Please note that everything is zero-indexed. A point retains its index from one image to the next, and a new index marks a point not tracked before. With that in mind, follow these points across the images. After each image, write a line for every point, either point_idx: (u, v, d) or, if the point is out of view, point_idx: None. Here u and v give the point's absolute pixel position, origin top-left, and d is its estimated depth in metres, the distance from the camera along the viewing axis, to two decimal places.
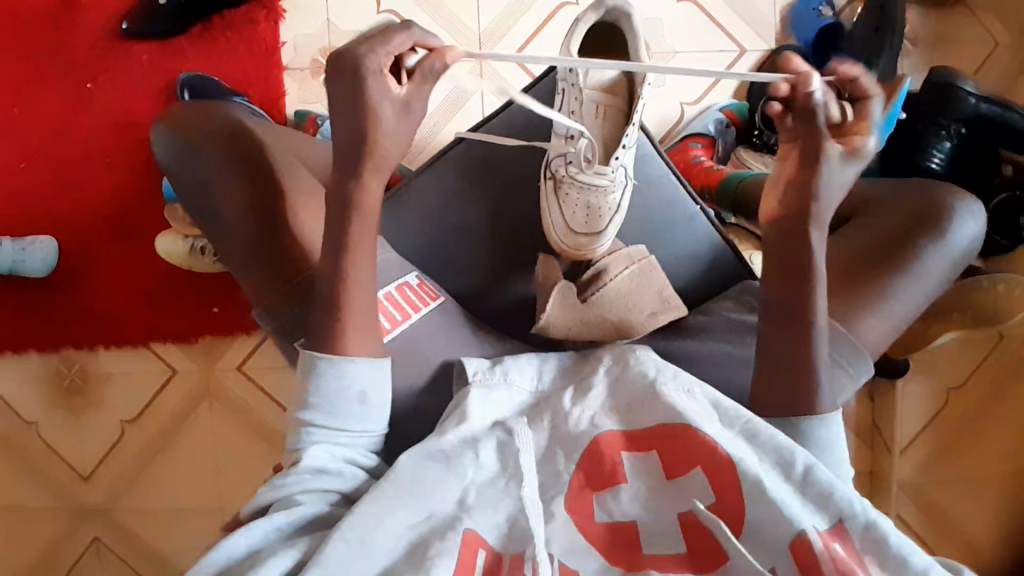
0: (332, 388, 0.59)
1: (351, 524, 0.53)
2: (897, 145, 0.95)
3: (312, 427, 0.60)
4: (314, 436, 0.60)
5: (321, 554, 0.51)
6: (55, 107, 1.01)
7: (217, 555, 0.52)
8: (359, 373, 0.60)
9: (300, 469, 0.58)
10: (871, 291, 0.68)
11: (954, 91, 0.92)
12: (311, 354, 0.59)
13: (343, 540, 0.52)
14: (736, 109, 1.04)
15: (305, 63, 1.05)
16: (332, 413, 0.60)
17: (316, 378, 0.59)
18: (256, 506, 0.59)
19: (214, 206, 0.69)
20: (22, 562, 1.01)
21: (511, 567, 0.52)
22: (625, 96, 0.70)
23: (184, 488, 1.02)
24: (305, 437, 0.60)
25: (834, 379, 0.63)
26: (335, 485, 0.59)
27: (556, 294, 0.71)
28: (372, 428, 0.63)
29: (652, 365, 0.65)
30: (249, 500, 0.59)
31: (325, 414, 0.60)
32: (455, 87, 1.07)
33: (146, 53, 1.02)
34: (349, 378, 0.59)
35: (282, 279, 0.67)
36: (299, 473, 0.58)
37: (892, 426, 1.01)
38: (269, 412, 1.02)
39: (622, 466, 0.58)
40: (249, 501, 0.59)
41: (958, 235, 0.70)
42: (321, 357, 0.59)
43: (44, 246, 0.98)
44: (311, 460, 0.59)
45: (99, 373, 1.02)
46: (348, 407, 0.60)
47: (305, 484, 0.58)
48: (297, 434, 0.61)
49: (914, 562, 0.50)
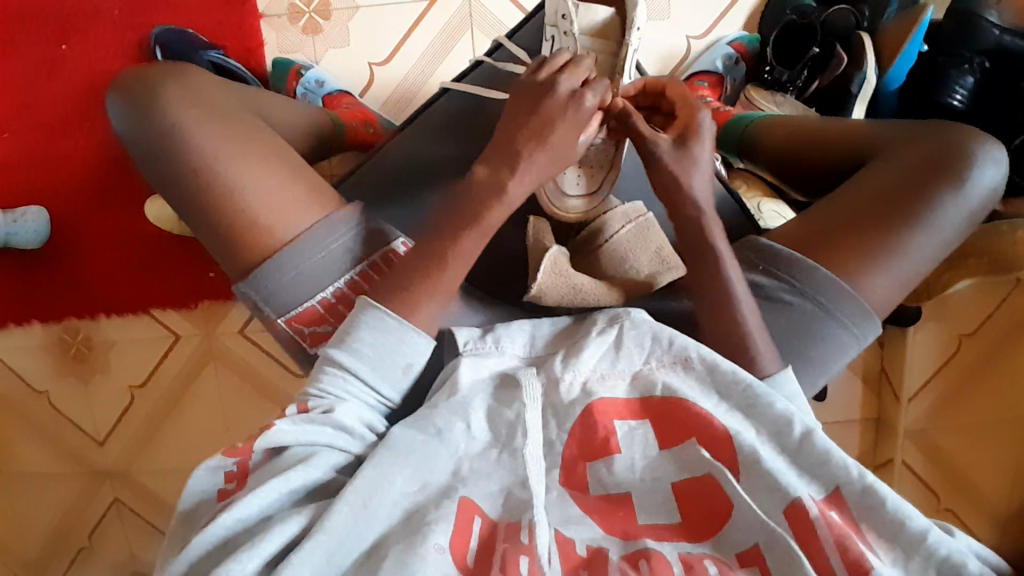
0: (387, 350, 0.61)
1: (358, 488, 0.52)
2: (919, 82, 0.91)
3: (349, 376, 0.60)
4: (348, 386, 0.60)
5: (327, 520, 0.50)
6: (27, 70, 0.97)
7: (230, 514, 0.50)
8: (413, 347, 0.61)
9: (326, 419, 0.57)
10: (878, 243, 0.65)
11: (976, 23, 0.86)
12: (381, 311, 0.61)
13: (347, 505, 0.51)
14: (746, 41, 0.98)
15: (282, 10, 0.99)
16: (373, 370, 0.60)
17: (372, 332, 0.60)
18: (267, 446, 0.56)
19: (180, 178, 0.65)
20: (48, 522, 1.05)
21: (506, 536, 0.51)
22: (617, 39, 0.69)
23: (199, 446, 1.04)
24: (337, 387, 0.59)
25: (819, 336, 0.66)
26: (354, 449, 0.58)
27: (547, 259, 0.65)
28: (392, 399, 0.62)
29: (647, 331, 0.62)
30: (262, 436, 0.56)
31: (365, 368, 0.60)
32: (442, 30, 1.00)
33: (117, 8, 0.97)
34: (405, 348, 0.61)
35: (259, 254, 0.64)
36: (325, 424, 0.57)
37: (902, 373, 1.03)
38: (278, 374, 1.04)
39: (615, 435, 0.57)
40: (261, 437, 0.56)
41: (977, 182, 0.66)
42: (391, 314, 0.61)
43: (36, 216, 0.97)
44: (341, 416, 0.58)
45: (104, 341, 1.02)
46: (391, 371, 0.61)
47: (328, 438, 0.56)
48: (330, 375, 0.60)
49: (912, 525, 0.51)
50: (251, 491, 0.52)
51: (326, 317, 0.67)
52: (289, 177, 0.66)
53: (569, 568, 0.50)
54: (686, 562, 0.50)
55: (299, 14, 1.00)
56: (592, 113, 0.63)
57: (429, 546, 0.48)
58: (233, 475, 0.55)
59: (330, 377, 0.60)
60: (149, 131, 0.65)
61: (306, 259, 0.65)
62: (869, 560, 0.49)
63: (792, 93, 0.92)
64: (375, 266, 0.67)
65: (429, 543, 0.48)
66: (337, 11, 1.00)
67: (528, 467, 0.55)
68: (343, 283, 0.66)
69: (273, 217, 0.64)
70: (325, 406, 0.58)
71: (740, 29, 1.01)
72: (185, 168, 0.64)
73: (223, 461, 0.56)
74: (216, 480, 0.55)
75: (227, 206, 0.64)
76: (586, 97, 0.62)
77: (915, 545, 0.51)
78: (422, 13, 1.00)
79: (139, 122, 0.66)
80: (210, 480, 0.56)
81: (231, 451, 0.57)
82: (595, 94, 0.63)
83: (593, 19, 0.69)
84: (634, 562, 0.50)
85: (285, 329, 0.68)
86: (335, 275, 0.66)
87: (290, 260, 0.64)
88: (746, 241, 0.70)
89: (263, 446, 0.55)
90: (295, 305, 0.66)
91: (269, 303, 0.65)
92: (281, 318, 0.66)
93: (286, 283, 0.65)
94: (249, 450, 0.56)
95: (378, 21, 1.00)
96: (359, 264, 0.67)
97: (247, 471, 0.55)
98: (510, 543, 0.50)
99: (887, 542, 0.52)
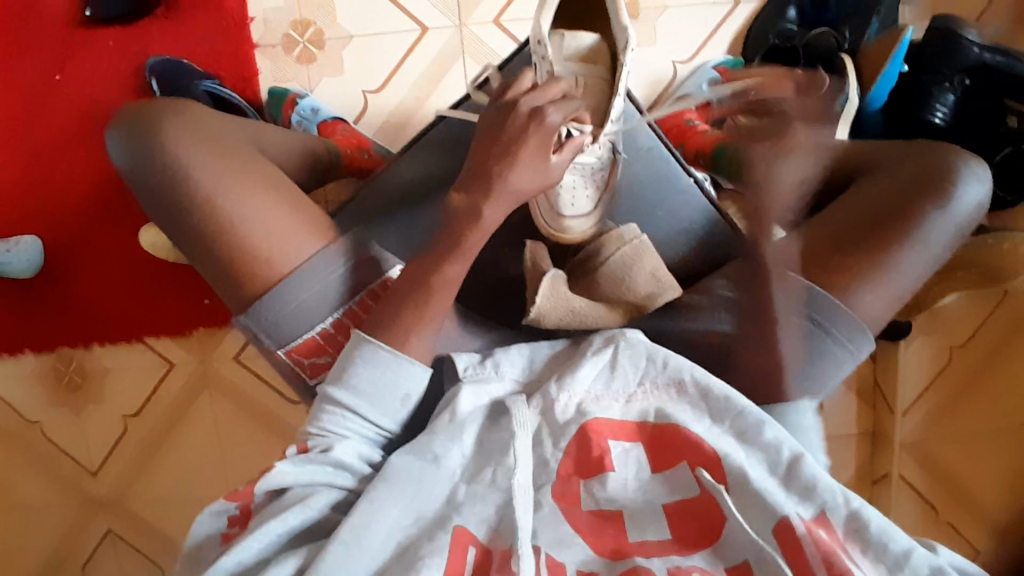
0: (385, 384, 0.60)
1: (352, 525, 0.52)
2: (901, 100, 0.92)
3: (349, 413, 0.60)
4: (348, 423, 0.60)
5: (320, 561, 0.50)
6: (23, 101, 0.98)
7: (230, 557, 0.50)
8: (410, 378, 0.61)
9: (325, 459, 0.57)
10: (868, 261, 0.66)
11: (955, 41, 0.90)
12: (376, 345, 0.60)
13: (342, 546, 0.51)
14: (731, 65, 1.01)
15: (277, 39, 1.01)
16: (372, 405, 0.60)
17: (368, 366, 0.60)
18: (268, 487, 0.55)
19: (176, 206, 0.65)
20: (39, 557, 1.03)
21: (501, 563, 0.50)
22: (608, 65, 0.71)
23: (194, 475, 1.03)
24: (338, 424, 0.59)
25: (815, 354, 0.66)
26: (349, 483, 0.58)
27: (547, 284, 0.68)
28: (390, 430, 0.62)
29: (642, 351, 0.63)
30: (263, 477, 0.56)
31: (364, 403, 0.60)
32: (435, 56, 1.02)
33: (112, 39, 0.98)
34: (402, 380, 0.61)
35: (256, 282, 0.65)
36: (324, 463, 0.57)
37: (894, 385, 1.02)
38: (272, 401, 1.03)
39: (609, 454, 0.57)
40: (263, 480, 0.55)
41: (963, 200, 0.67)
42: (384, 348, 0.60)
43: (28, 246, 0.96)
44: (339, 453, 0.58)
45: (97, 371, 1.02)
46: (388, 402, 0.61)
47: (327, 476, 0.57)
48: (330, 413, 0.60)
49: (894, 547, 0.51)
50: (251, 532, 0.52)
51: (326, 347, 0.67)
52: (284, 204, 0.67)
53: None
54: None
55: (294, 42, 1.01)
56: (556, 127, 0.65)
57: None
58: (236, 518, 0.55)
59: (330, 415, 0.60)
60: (146, 161, 0.66)
61: (304, 292, 0.65)
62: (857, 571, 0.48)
63: None
64: (372, 294, 0.68)
65: None
66: (331, 40, 1.01)
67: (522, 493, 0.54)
68: (341, 312, 0.67)
69: (269, 245, 0.65)
70: (324, 446, 0.58)
71: (727, 53, 1.03)
72: (181, 198, 0.65)
73: (225, 505, 0.56)
74: (219, 524, 0.56)
75: (224, 235, 0.64)
76: (549, 114, 0.64)
77: (899, 563, 0.51)
78: (415, 41, 1.02)
79: (136, 153, 0.66)
80: (213, 524, 0.55)
81: (234, 494, 0.57)
82: (558, 110, 0.65)
83: (579, 45, 0.71)
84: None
85: (285, 359, 0.69)
86: (332, 306, 0.66)
87: (287, 293, 0.65)
88: (739, 262, 0.73)
89: (265, 489, 0.55)
90: (294, 336, 0.66)
91: (270, 335, 0.66)
92: (281, 349, 0.67)
93: (285, 315, 0.65)
94: (250, 493, 0.56)
95: (372, 49, 1.02)
96: (356, 294, 0.67)
97: (250, 513, 0.56)
98: (502, 572, 0.49)
99: (870, 558, 0.51)
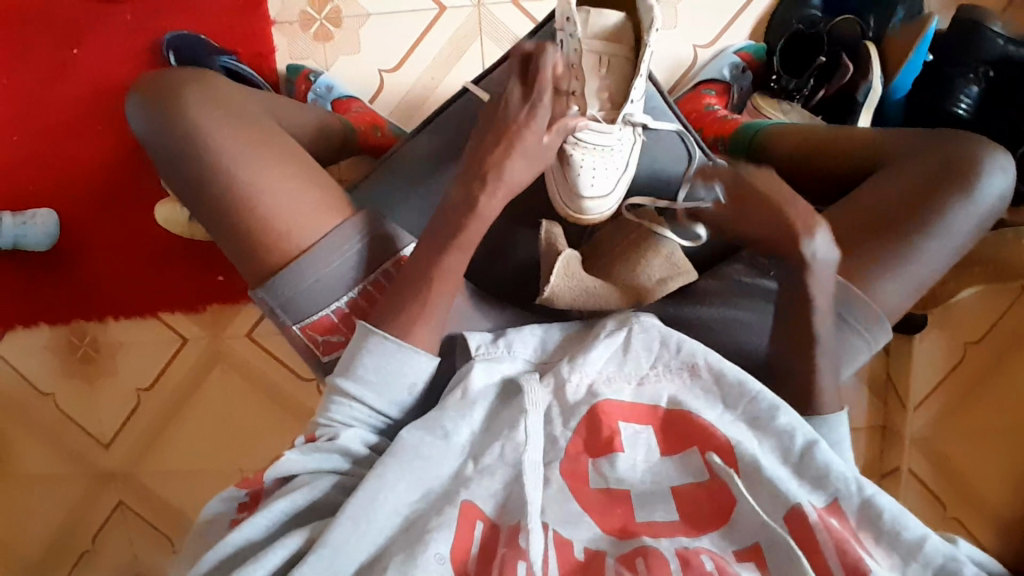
0: (392, 371, 0.60)
1: (358, 500, 0.52)
2: (924, 88, 0.92)
3: (355, 403, 0.59)
4: (356, 412, 0.59)
5: (328, 533, 0.50)
6: (39, 74, 0.98)
7: (238, 534, 0.51)
8: (413, 365, 0.60)
9: (331, 447, 0.57)
10: (889, 249, 0.65)
11: (982, 32, 0.89)
12: (383, 336, 0.60)
13: (349, 519, 0.51)
14: (752, 51, 1.00)
15: (294, 16, 1.01)
16: (379, 393, 0.60)
17: (376, 354, 0.59)
18: (279, 474, 0.56)
19: (193, 179, 0.66)
20: (46, 527, 1.04)
21: (507, 540, 0.50)
22: (629, 44, 0.70)
23: (202, 450, 1.04)
24: (345, 412, 0.59)
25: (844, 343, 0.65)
26: (342, 467, 0.57)
27: (561, 261, 0.68)
28: (393, 414, 0.61)
29: (656, 335, 0.62)
30: (271, 467, 0.56)
31: (371, 391, 0.60)
32: (452, 36, 1.02)
33: (129, 13, 0.98)
34: (407, 367, 0.60)
35: (271, 256, 0.65)
36: (330, 451, 0.57)
37: (907, 381, 1.04)
38: (281, 376, 1.04)
39: (619, 435, 0.56)
40: (270, 469, 0.56)
41: (984, 191, 0.66)
42: (391, 338, 0.60)
43: (43, 220, 0.97)
44: (346, 441, 0.57)
45: (109, 344, 1.03)
46: (395, 388, 0.60)
47: (333, 463, 0.57)
48: (338, 404, 0.59)
49: (907, 535, 0.52)
50: (259, 510, 0.53)
51: (339, 326, 0.67)
52: (300, 178, 0.67)
53: (566, 571, 0.50)
54: (684, 557, 0.49)
55: (311, 20, 1.01)
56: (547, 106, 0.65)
57: (429, 555, 0.48)
58: (246, 504, 0.56)
59: (338, 405, 0.59)
60: (165, 133, 0.66)
61: (322, 267, 0.65)
62: (867, 563, 0.48)
63: (799, 102, 0.93)
64: (386, 273, 0.67)
65: (429, 552, 0.48)
66: (348, 18, 1.01)
67: (526, 471, 0.53)
68: (355, 293, 0.67)
69: (290, 223, 0.65)
70: (331, 434, 0.58)
71: (748, 38, 1.03)
72: (198, 170, 0.65)
73: (236, 492, 0.57)
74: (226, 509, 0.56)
75: (240, 209, 0.64)
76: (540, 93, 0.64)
77: (912, 553, 0.51)
78: (432, 20, 1.01)
79: (155, 124, 0.66)
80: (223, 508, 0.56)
81: (244, 483, 0.58)
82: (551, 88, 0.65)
83: (606, 23, 0.69)
84: (631, 564, 0.49)
85: (299, 335, 0.69)
86: (347, 285, 0.66)
87: (308, 267, 0.65)
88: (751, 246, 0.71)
89: (272, 476, 0.56)
90: (309, 314, 0.66)
91: (287, 310, 0.66)
92: (297, 324, 0.67)
93: (301, 291, 0.65)
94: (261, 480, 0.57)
95: (389, 29, 1.01)
96: (368, 274, 0.67)
97: (260, 498, 0.56)
98: (510, 548, 0.49)
99: (884, 548, 0.52)
